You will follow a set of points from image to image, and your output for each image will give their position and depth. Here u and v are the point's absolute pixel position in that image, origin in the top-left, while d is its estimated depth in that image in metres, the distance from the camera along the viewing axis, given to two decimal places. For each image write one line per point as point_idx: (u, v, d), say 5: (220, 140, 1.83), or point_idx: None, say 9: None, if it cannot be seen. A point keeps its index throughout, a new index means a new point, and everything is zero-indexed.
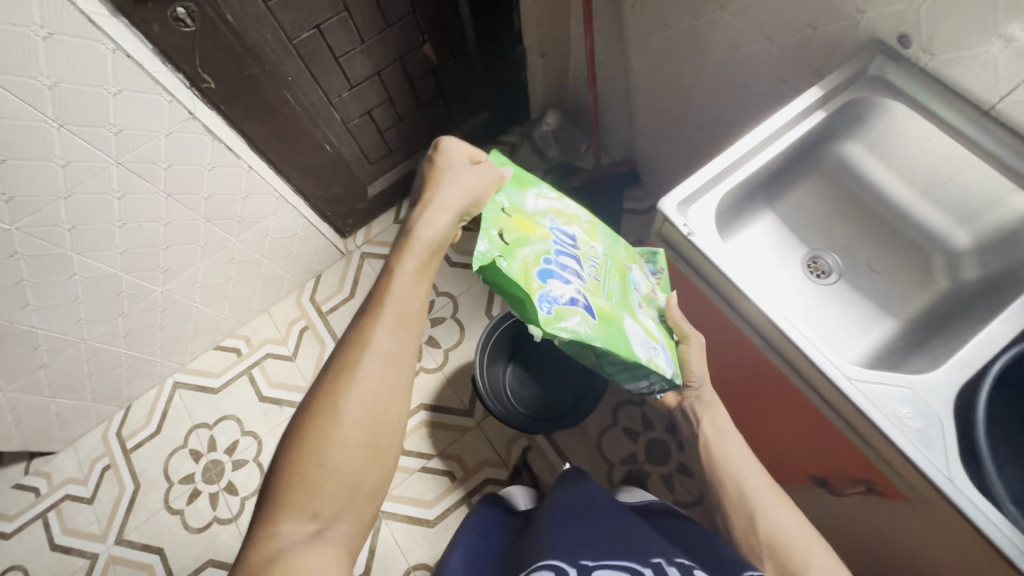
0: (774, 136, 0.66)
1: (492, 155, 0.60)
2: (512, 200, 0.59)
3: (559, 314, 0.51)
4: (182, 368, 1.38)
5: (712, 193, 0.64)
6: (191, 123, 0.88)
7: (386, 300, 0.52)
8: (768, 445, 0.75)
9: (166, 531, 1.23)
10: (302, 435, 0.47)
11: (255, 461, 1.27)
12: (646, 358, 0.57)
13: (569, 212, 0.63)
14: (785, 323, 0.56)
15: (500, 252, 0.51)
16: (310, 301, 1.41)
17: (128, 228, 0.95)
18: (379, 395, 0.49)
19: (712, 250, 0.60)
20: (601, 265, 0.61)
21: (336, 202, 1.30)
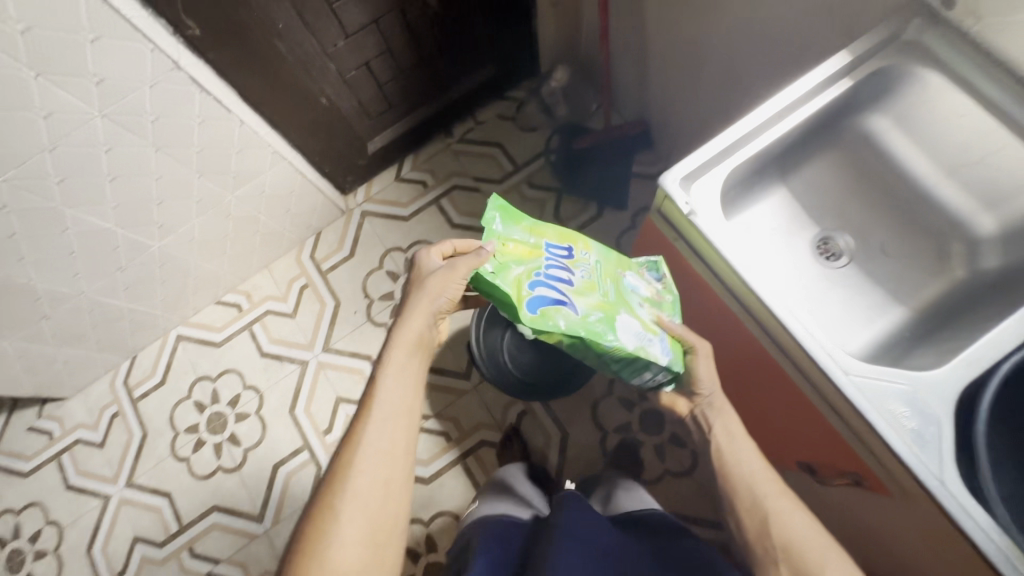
0: (792, 106, 0.61)
1: (491, 199, 0.68)
2: (512, 225, 0.68)
3: (544, 314, 0.61)
4: (184, 321, 1.39)
5: (719, 166, 0.60)
6: (176, 74, 0.84)
7: (374, 407, 0.61)
8: (758, 428, 0.74)
9: (174, 477, 1.28)
10: (307, 538, 0.55)
11: (256, 415, 1.30)
12: (636, 348, 0.62)
13: (565, 231, 0.71)
14: (785, 312, 0.53)
15: (493, 269, 0.63)
16: (310, 259, 1.40)
17: (119, 182, 0.93)
18: (372, 495, 0.57)
19: (714, 231, 0.56)
20: (594, 269, 0.69)
21: (335, 158, 1.26)
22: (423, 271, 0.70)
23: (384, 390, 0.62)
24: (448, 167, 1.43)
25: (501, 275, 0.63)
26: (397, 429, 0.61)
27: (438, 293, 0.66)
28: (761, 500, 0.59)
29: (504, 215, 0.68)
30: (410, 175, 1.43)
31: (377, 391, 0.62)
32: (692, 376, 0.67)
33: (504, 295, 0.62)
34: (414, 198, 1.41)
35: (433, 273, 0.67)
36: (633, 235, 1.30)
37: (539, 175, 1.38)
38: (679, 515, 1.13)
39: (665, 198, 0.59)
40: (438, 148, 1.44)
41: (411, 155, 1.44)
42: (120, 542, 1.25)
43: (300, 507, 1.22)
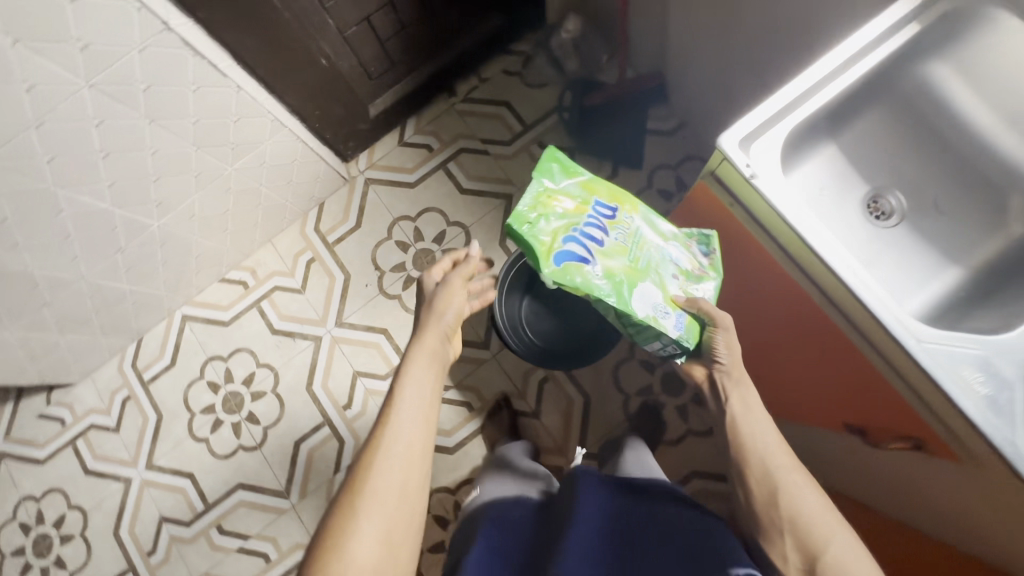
0: (853, 54, 0.58)
1: (548, 152, 0.70)
2: (563, 179, 0.69)
3: (565, 270, 0.64)
4: (190, 301, 1.35)
5: (779, 124, 0.56)
6: (166, 36, 0.76)
7: (394, 414, 0.64)
8: (800, 393, 0.73)
9: (194, 457, 1.27)
10: (328, 541, 0.56)
11: (273, 392, 1.28)
12: (646, 316, 0.65)
13: (617, 190, 0.72)
14: (854, 277, 0.51)
15: (530, 225, 0.65)
16: (315, 232, 1.35)
17: (113, 159, 0.86)
18: (391, 497, 0.59)
19: (776, 194, 0.53)
20: (631, 235, 0.69)
21: (336, 124, 1.19)
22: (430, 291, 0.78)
23: (404, 394, 0.66)
24: (454, 129, 1.36)
25: (537, 227, 0.66)
26: (415, 435, 0.64)
27: (446, 308, 0.75)
28: (772, 472, 0.58)
29: (559, 168, 0.70)
30: (414, 138, 1.36)
31: (398, 397, 0.65)
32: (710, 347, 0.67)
33: (534, 247, 0.65)
34: (420, 163, 1.35)
35: (440, 291, 0.76)
36: (650, 194, 1.26)
37: (550, 134, 1.32)
38: (703, 472, 1.15)
39: (724, 160, 0.55)
40: (443, 108, 1.37)
41: (414, 118, 1.37)
42: (146, 522, 1.25)
43: (325, 481, 1.23)
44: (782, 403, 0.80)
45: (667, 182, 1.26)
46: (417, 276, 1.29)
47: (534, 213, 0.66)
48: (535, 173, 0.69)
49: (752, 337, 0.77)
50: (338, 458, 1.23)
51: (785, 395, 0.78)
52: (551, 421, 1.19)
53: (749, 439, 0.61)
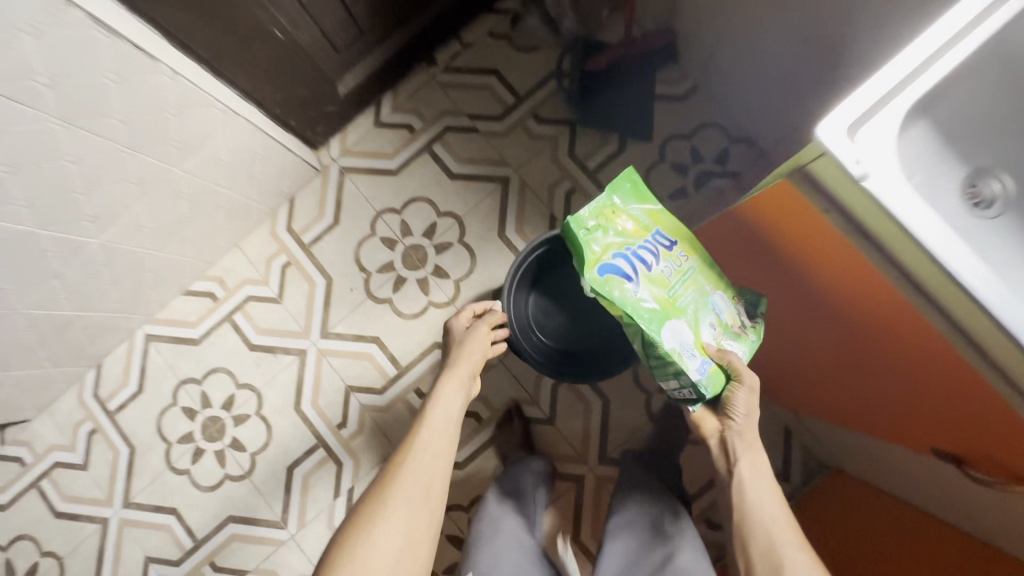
0: (964, 16, 0.46)
1: (625, 171, 0.73)
2: (633, 204, 0.72)
3: (608, 280, 0.67)
4: (151, 318, 1.19)
5: (891, 106, 0.46)
6: (70, 13, 0.59)
7: (424, 429, 0.78)
8: (873, 401, 0.65)
9: (176, 491, 1.15)
10: (379, 486, 0.73)
11: (258, 415, 1.15)
12: (672, 348, 0.67)
13: (682, 227, 0.74)
14: (988, 294, 0.42)
15: (591, 232, 0.69)
16: (287, 232, 1.19)
17: (24, 173, 0.69)
18: (419, 488, 0.73)
19: (892, 197, 0.43)
20: (678, 273, 0.72)
21: (300, 107, 1.02)
22: (455, 334, 0.93)
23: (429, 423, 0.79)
24: (437, 104, 1.19)
25: (595, 234, 0.69)
26: (438, 456, 0.76)
27: (470, 352, 0.89)
28: (776, 548, 0.64)
29: (634, 191, 0.72)
30: (392, 118, 1.20)
31: (429, 420, 0.79)
32: (727, 403, 0.72)
33: (584, 248, 0.68)
34: (402, 146, 1.19)
35: (466, 334, 0.91)
36: (663, 170, 1.13)
37: (547, 105, 1.17)
38: None
39: (822, 157, 0.46)
40: (422, 81, 1.20)
41: (390, 93, 1.20)
42: (131, 565, 1.14)
43: (325, 508, 1.12)
44: (848, 411, 0.73)
45: (681, 155, 1.13)
46: (408, 275, 1.16)
47: (598, 221, 0.70)
48: (609, 186, 0.72)
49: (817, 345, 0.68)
50: (337, 482, 1.12)
51: (851, 399, 0.70)
52: (569, 427, 1.10)
53: (754, 506, 0.68)
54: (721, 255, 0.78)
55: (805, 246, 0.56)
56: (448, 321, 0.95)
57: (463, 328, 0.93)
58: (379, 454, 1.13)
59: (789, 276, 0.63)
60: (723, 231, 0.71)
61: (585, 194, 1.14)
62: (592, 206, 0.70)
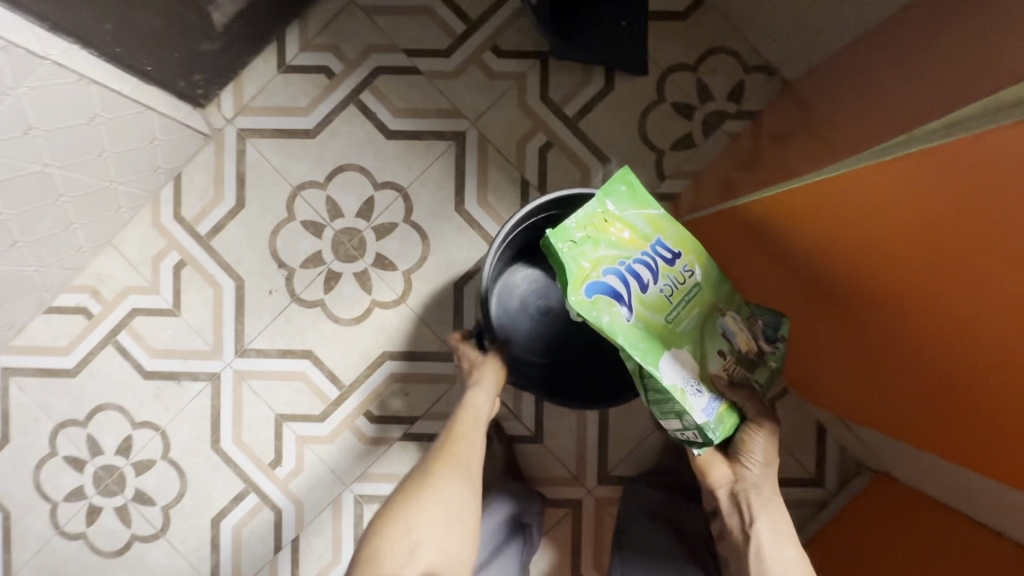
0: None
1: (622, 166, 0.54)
2: (631, 207, 0.53)
3: (596, 303, 0.49)
4: (6, 347, 0.90)
5: None
6: None
7: (457, 435, 0.62)
8: (982, 420, 0.48)
9: (72, 561, 0.91)
10: (408, 492, 0.57)
11: (165, 459, 0.90)
12: (673, 385, 0.50)
13: (688, 236, 0.55)
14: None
15: (574, 244, 0.50)
16: (177, 221, 0.90)
17: None
18: (454, 500, 0.56)
19: None
20: (680, 292, 0.54)
21: (157, 44, 0.71)
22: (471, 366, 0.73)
23: (472, 405, 0.66)
24: (362, 37, 0.89)
25: (578, 247, 0.50)
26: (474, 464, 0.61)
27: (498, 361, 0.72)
28: None
29: (630, 190, 0.53)
30: (302, 59, 0.89)
31: (460, 426, 0.64)
32: (742, 449, 0.58)
33: (565, 266, 0.49)
34: (319, 97, 0.89)
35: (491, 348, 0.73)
36: (663, 111, 0.88)
37: (509, 32, 0.89)
38: None
39: None
40: (339, 6, 0.89)
41: (296, 25, 0.89)
42: None
43: (265, 565, 0.90)
44: (925, 430, 0.58)
45: (685, 91, 0.88)
46: (343, 269, 0.89)
47: (585, 229, 0.51)
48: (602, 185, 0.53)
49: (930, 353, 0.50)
50: (277, 534, 0.90)
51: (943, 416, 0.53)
52: (561, 446, 0.89)
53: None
54: (795, 223, 0.57)
55: (993, 210, 0.36)
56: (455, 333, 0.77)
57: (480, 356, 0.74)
58: (327, 494, 0.90)
59: (895, 254, 0.46)
60: (824, 184, 0.49)
61: (566, 150, 0.88)
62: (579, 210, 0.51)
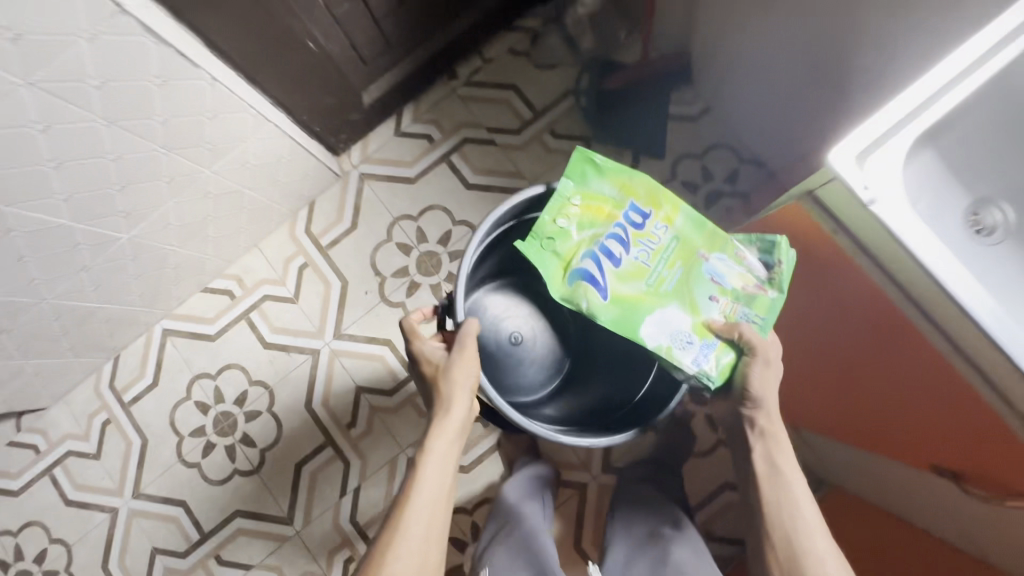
0: (964, 58, 0.50)
1: (576, 153, 0.67)
2: (598, 177, 0.67)
3: (576, 287, 0.63)
4: (170, 314, 1.22)
5: (898, 136, 0.49)
6: (121, 20, 0.63)
7: (415, 486, 0.60)
8: (864, 415, 0.68)
9: (185, 483, 1.18)
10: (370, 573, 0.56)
11: (269, 412, 1.18)
12: (657, 345, 0.63)
13: (657, 191, 0.67)
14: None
15: (549, 239, 0.65)
16: (306, 234, 1.22)
17: (66, 167, 0.73)
18: (414, 558, 0.57)
19: (896, 222, 0.47)
20: (656, 250, 0.66)
21: (327, 114, 1.06)
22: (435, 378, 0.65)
23: (437, 444, 0.62)
24: (456, 116, 1.23)
25: (555, 240, 0.65)
26: (434, 515, 0.60)
27: (463, 379, 0.64)
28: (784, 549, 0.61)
29: (592, 166, 0.67)
30: (412, 128, 1.23)
31: (419, 476, 0.60)
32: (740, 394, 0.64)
33: (542, 261, 0.65)
34: (420, 155, 1.22)
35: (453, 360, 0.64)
36: (674, 187, 1.16)
37: (564, 121, 1.21)
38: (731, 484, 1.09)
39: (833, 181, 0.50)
40: (444, 93, 1.24)
41: (411, 104, 1.24)
42: (137, 554, 1.17)
43: (331, 507, 1.14)
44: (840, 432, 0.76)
45: (692, 173, 1.17)
46: (422, 281, 1.18)
47: (556, 223, 0.66)
48: (566, 173, 0.67)
49: (851, 397, 0.68)
50: (343, 481, 1.15)
51: (843, 417, 0.73)
52: None
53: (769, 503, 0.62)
54: None
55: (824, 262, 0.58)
56: (403, 319, 0.67)
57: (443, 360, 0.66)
58: (386, 455, 1.15)
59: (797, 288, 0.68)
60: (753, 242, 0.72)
61: None
62: (546, 211, 0.66)
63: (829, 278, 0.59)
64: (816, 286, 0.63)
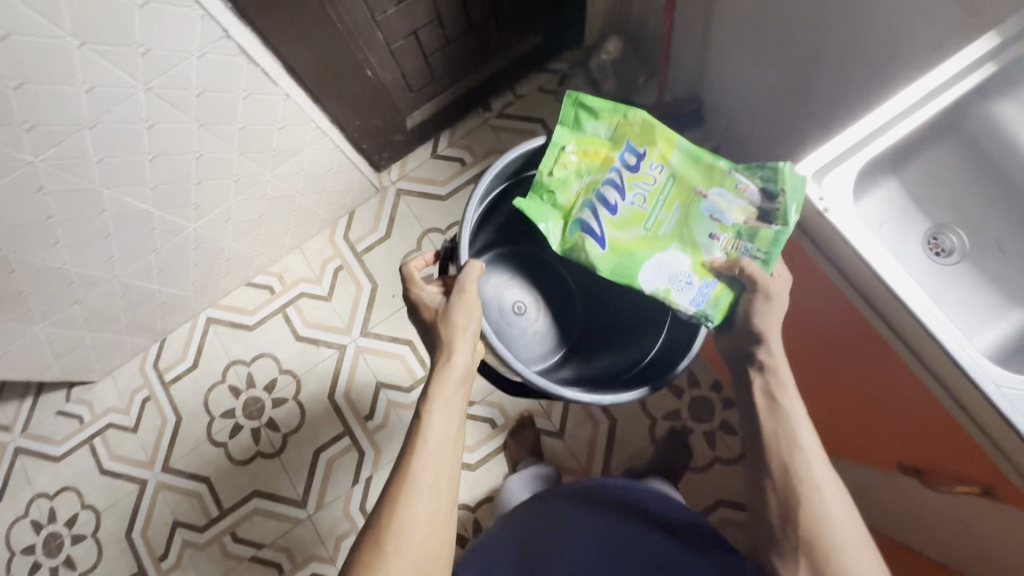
0: (892, 109, 0.60)
1: (567, 99, 0.72)
2: (591, 120, 0.72)
3: (576, 239, 0.70)
4: (215, 304, 1.34)
5: (851, 162, 0.60)
6: (225, 43, 0.77)
7: (424, 429, 0.64)
8: (849, 425, 0.75)
9: (211, 461, 1.26)
10: (387, 512, 0.59)
11: (295, 399, 1.27)
12: (656, 289, 0.68)
13: (652, 129, 0.71)
14: (984, 379, 0.51)
15: (550, 190, 0.72)
16: (344, 240, 1.35)
17: (159, 161, 0.87)
18: (426, 495, 0.60)
19: (847, 228, 0.57)
20: (652, 193, 0.72)
21: (374, 134, 1.20)
22: (438, 327, 0.70)
23: (443, 387, 0.66)
24: (487, 143, 1.36)
25: (556, 190, 0.72)
26: (442, 457, 0.63)
27: (465, 325, 0.69)
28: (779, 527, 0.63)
29: (583, 110, 0.72)
30: (447, 151, 1.37)
31: (427, 421, 0.64)
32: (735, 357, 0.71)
33: (541, 213, 0.71)
34: (452, 176, 1.35)
35: (453, 307, 0.70)
36: None
37: None
38: (724, 501, 1.14)
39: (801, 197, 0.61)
40: (477, 122, 1.38)
41: (448, 131, 1.38)
42: (159, 525, 1.24)
43: (343, 494, 1.21)
44: (833, 444, 0.83)
45: None
46: None
47: (554, 173, 0.71)
48: (558, 122, 0.73)
49: (820, 377, 0.74)
50: (357, 471, 1.22)
51: (831, 430, 0.80)
52: (575, 443, 1.18)
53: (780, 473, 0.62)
54: None
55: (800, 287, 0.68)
56: (404, 266, 0.72)
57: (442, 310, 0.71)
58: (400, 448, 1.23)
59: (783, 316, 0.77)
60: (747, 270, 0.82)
61: None
62: (544, 160, 0.71)
63: (790, 252, 0.68)
64: (793, 308, 0.72)
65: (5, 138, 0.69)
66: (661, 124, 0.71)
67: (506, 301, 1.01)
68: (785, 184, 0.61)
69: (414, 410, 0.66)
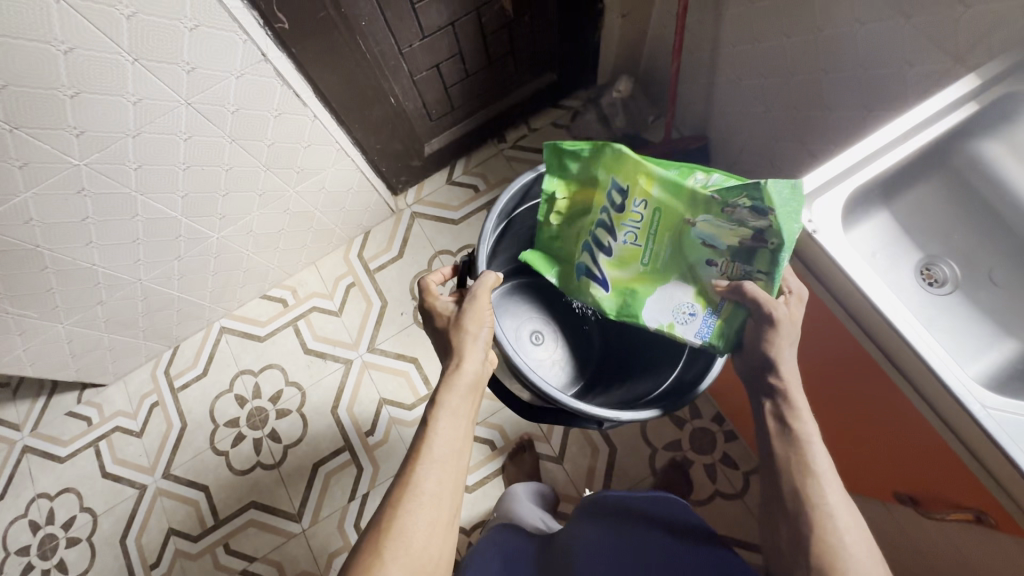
0: (881, 141, 0.66)
1: (544, 148, 0.76)
2: (571, 162, 0.76)
3: (581, 280, 0.80)
4: (229, 314, 1.38)
5: (842, 189, 0.66)
6: (263, 66, 0.84)
7: (432, 433, 0.65)
8: (861, 456, 0.76)
9: (211, 470, 1.27)
10: (392, 512, 0.59)
11: (298, 412, 1.29)
12: (659, 326, 0.73)
13: (627, 163, 0.71)
14: (971, 400, 0.54)
15: (551, 237, 0.82)
16: (358, 258, 1.39)
17: (192, 171, 0.93)
18: (430, 498, 0.61)
19: (835, 249, 0.62)
20: (643, 229, 0.74)
21: (394, 158, 1.26)
22: (449, 335, 0.72)
23: (451, 393, 0.68)
24: (500, 171, 1.43)
25: (558, 236, 0.82)
26: (447, 461, 0.63)
27: (476, 333, 0.72)
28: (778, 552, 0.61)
29: (561, 156, 0.76)
30: (461, 178, 1.43)
31: (434, 425, 0.65)
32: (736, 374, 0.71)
33: (545, 261, 0.82)
34: (465, 202, 1.40)
35: (467, 315, 0.72)
36: None
37: None
38: (725, 536, 1.12)
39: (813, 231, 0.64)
40: (491, 152, 1.44)
41: (463, 159, 1.45)
42: (154, 532, 1.24)
43: (339, 508, 1.21)
44: (851, 479, 0.83)
45: None
46: None
47: (550, 222, 0.81)
48: (544, 171, 0.79)
49: (825, 408, 0.77)
50: (354, 486, 1.22)
51: (846, 462, 0.81)
52: (574, 469, 1.18)
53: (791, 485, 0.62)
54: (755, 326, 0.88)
55: (811, 327, 0.70)
56: (421, 278, 0.75)
57: (453, 318, 0.73)
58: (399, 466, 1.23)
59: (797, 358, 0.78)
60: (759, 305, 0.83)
61: None
62: (539, 213, 0.81)
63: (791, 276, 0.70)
64: (802, 345, 0.74)
65: (56, 142, 0.75)
66: (636, 158, 0.70)
67: (530, 321, 1.06)
68: (773, 204, 0.61)
69: (423, 414, 0.67)
